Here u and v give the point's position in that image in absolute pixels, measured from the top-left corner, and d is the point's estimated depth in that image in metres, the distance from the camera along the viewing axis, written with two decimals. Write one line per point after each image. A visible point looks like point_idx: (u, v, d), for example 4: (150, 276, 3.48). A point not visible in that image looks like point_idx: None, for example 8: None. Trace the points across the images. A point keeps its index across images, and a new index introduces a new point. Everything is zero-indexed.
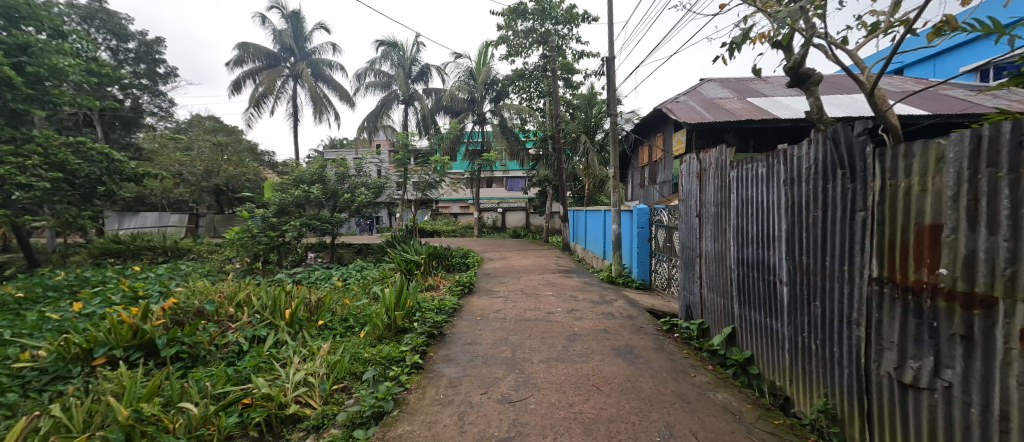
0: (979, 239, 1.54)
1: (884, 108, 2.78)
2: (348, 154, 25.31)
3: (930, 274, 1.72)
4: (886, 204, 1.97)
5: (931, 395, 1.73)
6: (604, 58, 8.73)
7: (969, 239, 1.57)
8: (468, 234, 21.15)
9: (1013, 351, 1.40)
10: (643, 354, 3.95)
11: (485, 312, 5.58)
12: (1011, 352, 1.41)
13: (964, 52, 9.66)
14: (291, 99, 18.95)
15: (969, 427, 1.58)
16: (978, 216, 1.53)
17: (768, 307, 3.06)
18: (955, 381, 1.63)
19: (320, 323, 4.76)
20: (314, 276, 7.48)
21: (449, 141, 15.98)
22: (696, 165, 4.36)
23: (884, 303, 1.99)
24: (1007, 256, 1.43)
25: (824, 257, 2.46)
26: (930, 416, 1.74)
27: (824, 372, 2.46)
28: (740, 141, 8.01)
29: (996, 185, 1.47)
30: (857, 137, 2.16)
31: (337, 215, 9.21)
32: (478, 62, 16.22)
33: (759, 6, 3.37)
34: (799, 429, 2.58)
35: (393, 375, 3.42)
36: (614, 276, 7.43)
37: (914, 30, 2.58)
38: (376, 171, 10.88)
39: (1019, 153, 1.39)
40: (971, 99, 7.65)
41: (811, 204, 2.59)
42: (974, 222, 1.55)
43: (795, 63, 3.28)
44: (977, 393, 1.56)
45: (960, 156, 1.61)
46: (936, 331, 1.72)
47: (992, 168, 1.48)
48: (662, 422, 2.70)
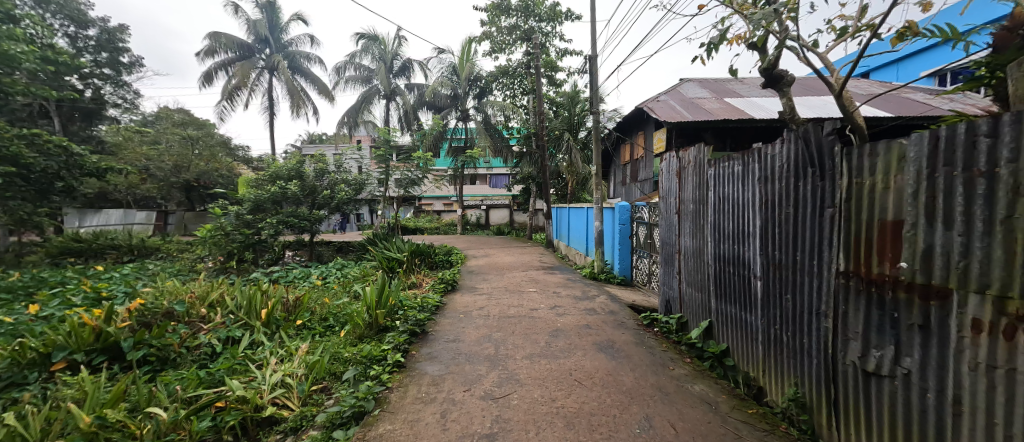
0: (935, 233, 1.64)
1: (851, 109, 2.92)
2: (328, 149, 24.73)
3: (892, 267, 1.83)
4: (852, 201, 2.08)
5: (892, 382, 1.84)
6: (587, 56, 8.79)
7: (927, 234, 1.67)
8: (451, 231, 20.99)
9: (965, 339, 1.52)
10: (624, 348, 4.04)
11: (469, 309, 5.57)
12: (964, 340, 1.52)
13: (924, 57, 10.22)
14: (266, 92, 18.29)
15: (926, 412, 1.69)
16: (936, 212, 1.63)
17: (743, 301, 3.17)
18: (913, 368, 1.74)
19: (298, 323, 4.67)
20: (292, 276, 7.22)
21: (433, 137, 15.79)
22: (674, 163, 4.45)
23: (849, 296, 2.10)
24: (960, 250, 1.53)
25: (796, 252, 2.56)
26: (891, 400, 1.86)
27: (795, 362, 2.57)
28: (717, 140, 8.24)
29: (951, 183, 1.58)
30: (826, 137, 2.27)
31: (316, 212, 8.98)
32: (461, 57, 16.03)
33: (736, 8, 3.47)
34: (771, 417, 2.70)
35: (374, 374, 3.38)
36: (596, 272, 7.53)
37: (877, 35, 2.72)
38: (357, 167, 10.62)
39: (972, 154, 1.50)
40: (930, 102, 8.06)
41: (784, 201, 2.69)
42: (931, 216, 1.65)
43: (769, 64, 3.40)
44: (932, 380, 1.67)
45: (919, 156, 1.71)
46: (896, 322, 1.83)
47: (948, 167, 1.58)
48: (641, 414, 2.77)
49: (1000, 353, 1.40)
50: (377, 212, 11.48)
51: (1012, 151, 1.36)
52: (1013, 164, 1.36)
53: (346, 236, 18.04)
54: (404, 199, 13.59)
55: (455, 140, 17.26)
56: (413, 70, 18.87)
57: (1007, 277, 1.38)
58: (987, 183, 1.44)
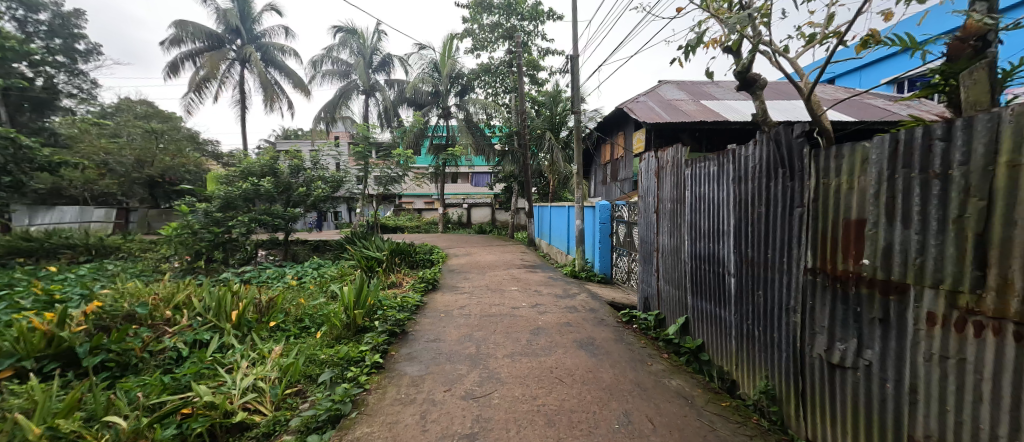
0: (895, 231, 1.73)
1: (818, 113, 3.05)
2: (303, 145, 23.99)
3: (855, 264, 1.94)
4: (820, 201, 2.18)
5: (855, 373, 1.94)
6: (569, 56, 8.86)
7: (887, 232, 1.77)
8: (432, 230, 20.78)
9: (920, 331, 1.62)
10: (603, 345, 4.10)
11: (449, 308, 5.52)
12: (919, 333, 1.62)
13: (883, 66, 10.83)
14: (237, 84, 17.57)
15: (886, 400, 1.79)
16: (896, 211, 1.73)
17: (718, 297, 3.27)
18: (874, 360, 1.84)
19: (271, 325, 4.53)
20: (265, 276, 6.97)
21: (414, 135, 15.57)
22: (653, 163, 4.55)
23: (816, 291, 2.21)
24: (917, 248, 1.63)
25: (767, 250, 2.66)
26: (854, 391, 1.96)
27: (766, 356, 2.67)
28: (694, 141, 8.47)
29: (910, 184, 1.67)
30: (795, 139, 2.36)
31: (291, 210, 8.71)
32: (443, 54, 15.86)
33: (713, 12, 3.58)
34: (743, 410, 2.80)
35: (351, 376, 3.31)
36: (577, 270, 7.61)
37: (843, 42, 2.86)
38: (335, 164, 10.34)
39: (928, 157, 1.59)
40: (890, 108, 8.55)
41: (756, 201, 2.79)
42: (891, 215, 1.75)
43: (743, 68, 3.52)
44: (891, 370, 1.77)
45: (880, 158, 1.81)
46: (859, 316, 1.93)
47: (907, 169, 1.68)
48: (621, 410, 2.82)
49: (952, 343, 1.50)
50: (356, 210, 11.22)
51: (964, 155, 1.45)
52: (965, 167, 1.45)
53: (323, 235, 17.53)
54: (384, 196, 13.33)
55: (436, 137, 17.09)
56: (393, 65, 18.53)
57: (958, 272, 1.48)
58: (940, 184, 1.54)
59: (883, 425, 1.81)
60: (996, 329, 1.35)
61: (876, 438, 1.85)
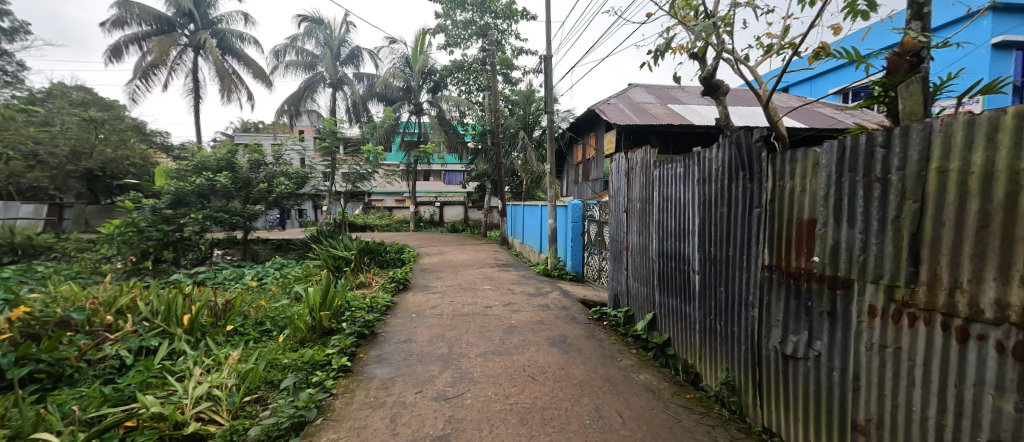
0: (841, 231, 1.87)
1: (776, 118, 3.23)
2: (265, 139, 22.79)
3: (806, 261, 2.08)
4: (776, 202, 2.31)
5: (806, 363, 2.08)
6: (542, 56, 8.92)
7: (835, 231, 1.90)
8: (403, 229, 20.36)
9: (863, 323, 1.75)
10: (575, 342, 4.17)
11: (421, 308, 5.42)
12: (862, 324, 1.76)
13: (831, 76, 11.65)
14: (190, 72, 16.44)
15: (832, 388, 1.93)
16: (843, 213, 1.86)
17: (683, 293, 3.41)
18: (822, 350, 1.98)
19: (229, 329, 4.27)
20: (222, 276, 6.57)
21: (385, 130, 15.16)
22: (624, 164, 4.66)
23: (773, 287, 2.34)
24: (860, 246, 1.76)
25: (728, 248, 2.80)
26: (805, 379, 2.10)
27: (727, 349, 2.81)
28: (661, 143, 8.78)
29: (854, 187, 1.81)
30: (755, 143, 2.49)
31: (251, 207, 8.26)
32: (415, 49, 15.54)
33: (681, 19, 3.71)
34: (706, 401, 2.93)
35: (317, 381, 3.18)
36: (549, 268, 7.69)
37: (798, 53, 3.05)
38: (300, 159, 9.88)
39: (871, 162, 1.73)
40: (836, 116, 9.22)
41: (719, 201, 2.92)
42: (838, 216, 1.89)
43: (708, 74, 3.67)
44: (837, 360, 1.91)
45: (830, 162, 1.95)
46: (809, 309, 2.07)
47: (852, 173, 1.81)
48: (591, 406, 2.88)
49: (890, 334, 1.63)
50: (323, 208, 10.79)
51: (902, 161, 1.58)
52: (902, 171, 1.58)
53: (286, 233, 16.73)
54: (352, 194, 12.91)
55: (408, 134, 16.75)
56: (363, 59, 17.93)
57: (895, 269, 1.61)
58: (881, 187, 1.67)
59: (829, 410, 1.95)
60: (926, 320, 1.49)
61: (824, 422, 1.99)
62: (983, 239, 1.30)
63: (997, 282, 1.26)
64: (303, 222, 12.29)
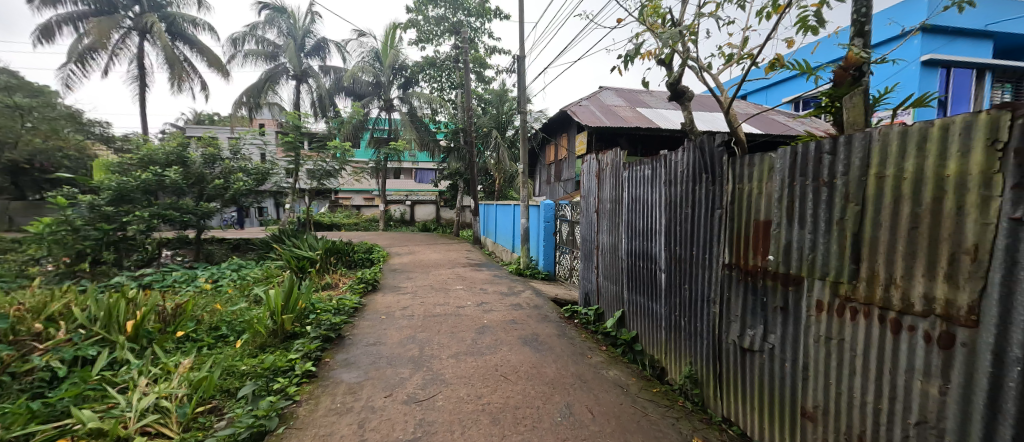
0: (792, 231, 2.00)
1: (736, 124, 3.41)
2: (221, 132, 21.44)
3: (762, 260, 2.20)
4: (736, 203, 2.44)
5: (761, 355, 2.22)
6: (515, 56, 8.94)
7: (787, 231, 2.03)
8: (372, 228, 19.80)
9: (812, 316, 1.89)
10: (547, 340, 4.21)
11: (391, 309, 5.29)
12: (811, 318, 1.89)
13: (785, 87, 12.44)
14: (134, 58, 15.17)
15: (784, 378, 2.07)
16: (794, 214, 1.99)
17: (650, 290, 3.53)
18: (776, 343, 2.11)
19: (179, 335, 3.98)
20: (172, 279, 6.11)
21: (353, 126, 14.67)
22: (594, 165, 4.75)
23: (732, 284, 2.47)
24: (809, 246, 1.89)
25: (692, 247, 2.92)
26: (760, 371, 2.23)
27: (690, 344, 2.94)
28: (630, 146, 9.05)
29: (804, 190, 1.94)
30: (717, 148, 2.62)
31: (205, 205, 7.75)
32: (384, 43, 15.15)
33: (649, 26, 3.84)
34: (671, 394, 3.05)
35: (278, 388, 3.03)
36: (521, 268, 7.74)
37: (756, 63, 3.22)
38: (261, 154, 9.37)
39: (819, 167, 1.86)
40: (789, 123, 9.86)
41: (684, 203, 3.04)
42: (791, 217, 2.01)
43: (674, 80, 3.81)
44: (788, 351, 2.04)
45: (783, 167, 2.08)
46: (764, 304, 2.20)
47: (803, 177, 1.94)
48: (563, 403, 2.91)
49: (834, 327, 1.77)
50: (286, 206, 10.30)
51: (846, 167, 1.71)
52: (846, 176, 1.71)
53: (245, 233, 15.81)
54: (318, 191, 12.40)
55: (377, 130, 16.31)
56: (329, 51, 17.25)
57: (840, 266, 1.74)
58: (828, 191, 1.80)
59: (781, 399, 2.09)
60: (866, 313, 1.62)
61: (777, 410, 2.12)
62: (913, 239, 1.43)
63: (924, 278, 1.39)
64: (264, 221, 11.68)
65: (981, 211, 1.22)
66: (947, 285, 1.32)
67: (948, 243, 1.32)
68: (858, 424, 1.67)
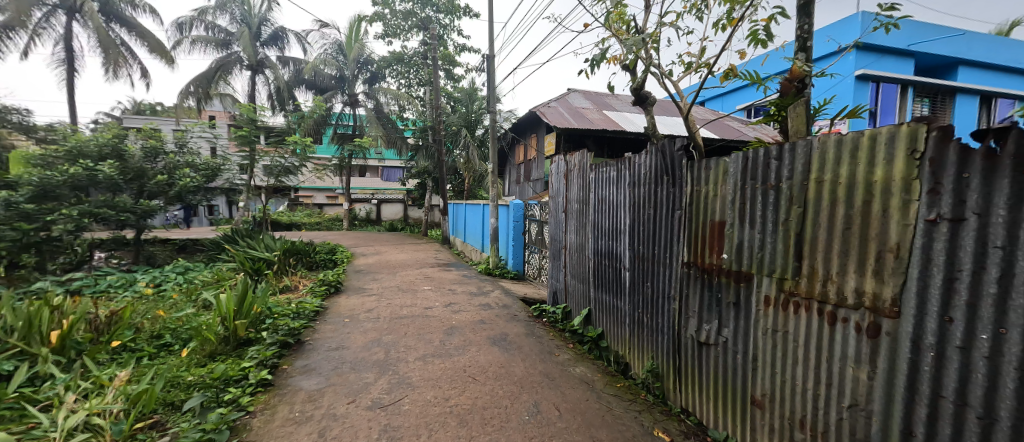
0: (744, 231, 2.13)
1: (695, 129, 3.58)
2: (165, 124, 19.79)
3: (717, 258, 2.33)
4: (694, 204, 2.56)
5: (716, 348, 2.34)
6: (485, 55, 8.91)
7: (740, 231, 2.16)
8: (335, 228, 19.01)
9: (761, 310, 2.02)
10: (515, 340, 4.22)
11: (355, 312, 5.10)
12: (760, 311, 2.02)
13: (738, 95, 13.24)
14: (61, 39, 13.65)
15: (736, 368, 2.20)
16: (746, 215, 2.12)
17: (615, 288, 3.63)
18: (729, 336, 2.24)
19: (115, 345, 3.62)
20: (106, 284, 5.56)
21: (314, 121, 14.03)
22: (563, 166, 4.82)
23: (690, 281, 2.59)
24: (758, 244, 2.03)
25: (654, 246, 3.04)
26: (715, 362, 2.36)
27: (652, 339, 3.05)
28: (597, 147, 9.29)
29: (754, 193, 2.07)
30: (677, 151, 2.74)
31: (146, 203, 7.12)
32: (349, 36, 14.61)
33: (615, 32, 3.95)
34: (634, 388, 3.15)
35: (229, 399, 2.84)
36: (491, 268, 7.73)
37: (712, 72, 3.40)
38: (211, 149, 8.73)
39: (767, 171, 1.99)
40: (742, 129, 10.50)
41: (646, 203, 3.15)
42: (743, 218, 2.14)
43: (637, 85, 3.95)
44: (740, 344, 2.17)
45: (736, 171, 2.21)
46: (719, 300, 2.33)
47: (753, 181, 2.08)
48: (530, 402, 2.94)
49: (780, 320, 1.90)
50: (240, 204, 9.68)
51: (790, 172, 1.85)
52: (791, 180, 1.84)
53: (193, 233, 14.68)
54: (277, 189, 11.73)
55: (341, 126, 15.70)
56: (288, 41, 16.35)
57: (785, 264, 1.87)
58: (775, 194, 1.93)
59: (734, 388, 2.22)
60: (806, 307, 1.76)
61: (731, 399, 2.25)
62: (845, 239, 1.57)
63: (855, 274, 1.53)
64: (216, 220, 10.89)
65: (902, 214, 1.35)
66: (874, 280, 1.46)
67: (875, 242, 1.46)
68: (799, 410, 1.82)
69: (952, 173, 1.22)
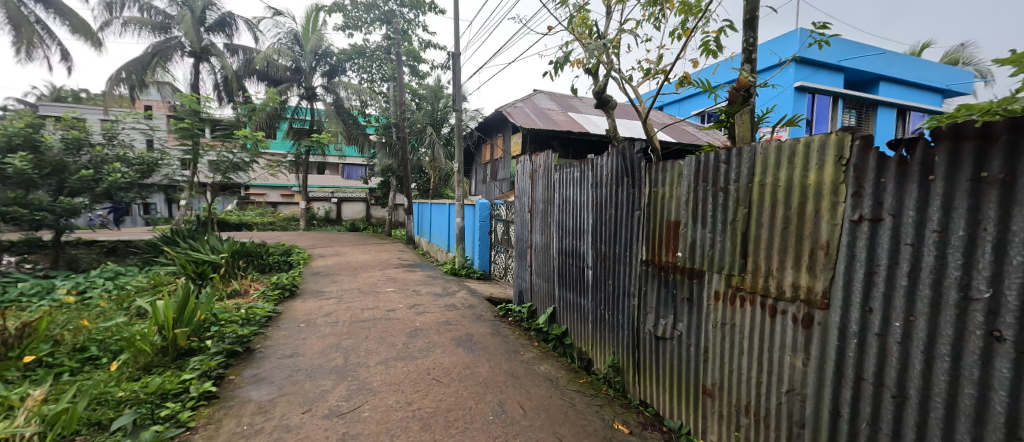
0: (696, 231, 2.26)
1: (652, 132, 3.75)
2: (92, 114, 17.83)
3: (673, 256, 2.45)
4: (652, 205, 2.68)
5: (671, 342, 2.46)
6: (450, 53, 8.80)
7: (692, 231, 2.29)
8: (291, 228, 18.00)
9: (711, 304, 2.14)
10: (480, 340, 4.20)
11: (312, 316, 4.85)
12: (711, 305, 2.15)
13: (693, 102, 14.01)
14: None
15: (690, 360, 2.32)
16: (698, 215, 2.25)
17: (578, 286, 3.71)
18: (683, 330, 2.36)
19: (28, 360, 3.20)
20: (17, 291, 4.91)
21: (267, 114, 13.20)
22: (528, 166, 4.86)
23: (648, 279, 2.70)
24: (709, 243, 2.15)
25: (615, 245, 3.14)
26: (670, 355, 2.47)
27: (613, 335, 3.15)
28: (562, 148, 9.47)
29: (705, 194, 2.20)
30: (636, 154, 2.85)
31: (68, 200, 6.42)
32: (306, 26, 13.88)
33: (578, 36, 4.05)
34: (596, 383, 3.24)
35: (167, 415, 2.59)
36: (457, 268, 7.64)
37: (668, 79, 3.57)
38: (147, 142, 7.96)
39: (717, 174, 2.12)
40: (696, 134, 11.11)
41: (608, 203, 3.25)
42: (695, 218, 2.27)
43: (599, 88, 4.07)
44: (693, 337, 2.29)
45: (689, 174, 2.33)
46: (674, 296, 2.45)
47: (705, 183, 2.21)
48: (495, 401, 2.93)
49: (728, 313, 2.03)
50: (182, 202, 8.92)
51: (737, 174, 1.98)
52: (737, 182, 1.98)
53: (125, 233, 13.29)
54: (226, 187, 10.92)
55: (297, 121, 14.91)
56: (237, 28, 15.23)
57: (732, 261, 2.00)
58: (724, 196, 2.06)
59: (687, 380, 2.35)
60: (751, 300, 1.89)
61: (684, 390, 2.37)
62: (784, 237, 1.71)
63: (792, 269, 1.67)
64: (153, 220, 9.91)
65: (831, 214, 1.50)
66: (808, 274, 1.60)
67: (809, 240, 1.60)
68: (745, 396, 1.95)
69: (872, 178, 1.36)
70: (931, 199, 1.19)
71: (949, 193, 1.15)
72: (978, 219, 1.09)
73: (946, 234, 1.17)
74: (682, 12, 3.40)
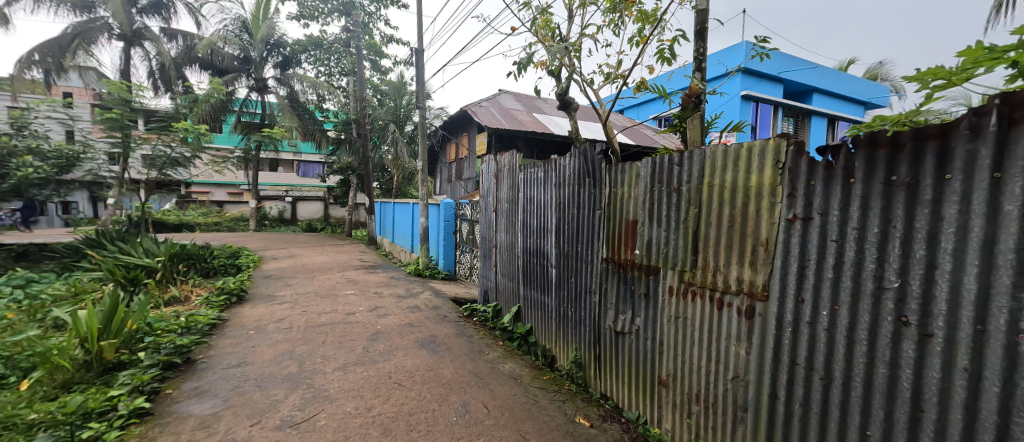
0: (652, 229, 2.37)
1: (612, 134, 3.88)
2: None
3: (631, 254, 2.56)
4: (611, 205, 2.77)
5: (630, 336, 2.56)
6: (413, 49, 8.61)
7: (648, 230, 2.39)
8: (240, 228, 16.82)
9: (666, 299, 2.25)
10: (444, 341, 4.14)
11: (262, 323, 4.55)
12: (666, 300, 2.26)
13: (649, 106, 14.66)
14: None
15: (647, 353, 2.42)
16: (654, 214, 2.35)
17: (542, 285, 3.76)
18: (640, 324, 2.47)
19: None
20: None
21: (212, 106, 12.24)
22: (493, 166, 4.86)
23: (608, 276, 2.79)
24: (664, 242, 2.26)
25: (577, 244, 3.21)
26: (629, 349, 2.57)
27: (575, 331, 3.22)
28: (527, 149, 9.57)
29: (661, 195, 2.31)
30: (597, 156, 2.94)
31: None
32: (255, 14, 12.97)
33: (541, 38, 4.10)
34: (559, 379, 3.30)
35: (89, 436, 2.33)
36: (421, 268, 7.49)
37: (627, 83, 3.72)
38: (67, 134, 7.10)
39: (671, 175, 2.23)
40: (653, 137, 11.64)
41: (570, 203, 3.32)
42: (651, 217, 2.37)
43: (561, 90, 4.15)
44: (649, 330, 2.39)
45: (646, 175, 2.44)
46: (632, 292, 2.55)
47: (660, 184, 2.32)
48: (459, 402, 2.91)
49: (681, 307, 2.15)
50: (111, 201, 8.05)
51: (689, 176, 2.10)
52: (689, 183, 2.10)
53: (39, 235, 11.77)
54: (164, 184, 9.99)
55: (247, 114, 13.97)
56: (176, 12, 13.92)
57: (684, 258, 2.12)
58: (677, 196, 2.18)
59: (645, 372, 2.45)
60: (701, 294, 2.01)
61: (642, 382, 2.48)
62: (730, 235, 1.83)
63: (737, 265, 1.80)
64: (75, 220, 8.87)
65: (770, 213, 1.63)
66: (750, 269, 1.73)
67: (751, 237, 1.72)
68: (696, 385, 2.06)
69: (804, 180, 1.50)
70: (851, 200, 1.33)
71: (866, 195, 1.29)
72: (889, 218, 1.23)
73: (863, 231, 1.30)
74: (640, 20, 3.54)
